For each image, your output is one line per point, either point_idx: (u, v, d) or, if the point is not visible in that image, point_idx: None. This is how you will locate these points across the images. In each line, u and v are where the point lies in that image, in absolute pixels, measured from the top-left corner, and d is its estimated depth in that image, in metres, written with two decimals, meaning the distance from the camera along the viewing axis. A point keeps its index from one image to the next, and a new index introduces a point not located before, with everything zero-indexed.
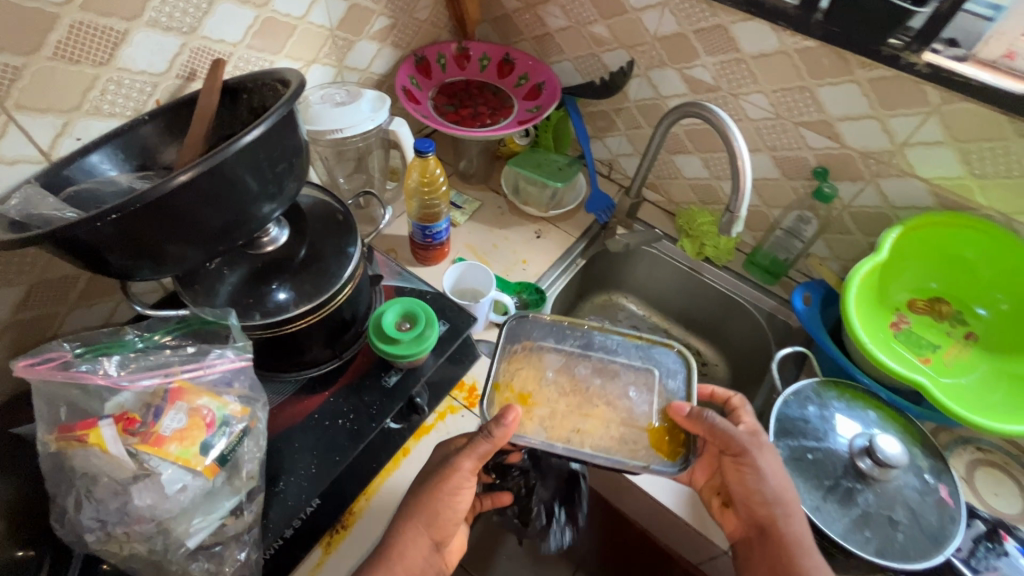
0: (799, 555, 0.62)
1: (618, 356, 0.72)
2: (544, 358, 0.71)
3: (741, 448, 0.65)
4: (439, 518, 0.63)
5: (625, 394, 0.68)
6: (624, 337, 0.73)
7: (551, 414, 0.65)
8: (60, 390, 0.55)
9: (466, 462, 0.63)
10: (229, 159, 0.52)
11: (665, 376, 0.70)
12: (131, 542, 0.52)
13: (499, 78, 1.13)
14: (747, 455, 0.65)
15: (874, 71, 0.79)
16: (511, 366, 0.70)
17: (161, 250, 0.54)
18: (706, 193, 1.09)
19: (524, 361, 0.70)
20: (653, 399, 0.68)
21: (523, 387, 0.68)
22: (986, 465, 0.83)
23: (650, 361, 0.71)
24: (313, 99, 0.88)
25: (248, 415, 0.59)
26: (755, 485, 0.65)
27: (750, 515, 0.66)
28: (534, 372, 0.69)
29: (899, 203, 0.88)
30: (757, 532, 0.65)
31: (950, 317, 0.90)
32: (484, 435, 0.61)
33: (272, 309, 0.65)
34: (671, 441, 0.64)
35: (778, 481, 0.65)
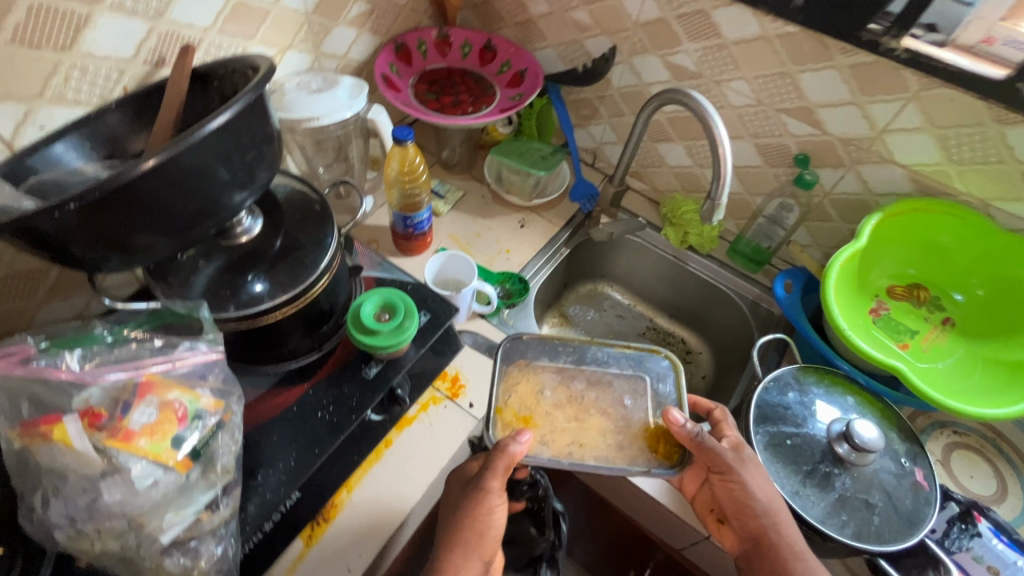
0: (791, 560, 0.62)
1: (610, 367, 0.72)
2: (537, 376, 0.70)
3: (727, 464, 0.65)
4: (482, 538, 0.65)
5: (620, 402, 0.68)
6: (614, 348, 0.73)
7: (553, 431, 0.66)
8: (21, 385, 0.54)
9: (493, 480, 0.65)
10: (194, 146, 0.50)
11: (655, 382, 0.71)
12: (103, 539, 0.51)
13: (481, 65, 1.11)
14: (733, 471, 0.65)
15: (854, 56, 0.79)
16: (507, 387, 0.69)
17: (129, 240, 0.53)
18: (690, 181, 1.09)
19: (521, 381, 0.70)
20: (647, 406, 0.68)
21: (524, 408, 0.68)
22: (962, 448, 0.84)
23: (641, 369, 0.72)
24: (289, 87, 0.86)
25: (221, 408, 0.58)
26: (742, 497, 0.66)
27: (743, 528, 0.67)
28: (532, 388, 0.69)
29: (879, 189, 0.89)
30: (751, 544, 0.66)
31: (928, 303, 0.91)
32: (500, 454, 0.63)
33: (247, 300, 0.64)
34: (669, 444, 0.65)
35: (765, 493, 0.66)
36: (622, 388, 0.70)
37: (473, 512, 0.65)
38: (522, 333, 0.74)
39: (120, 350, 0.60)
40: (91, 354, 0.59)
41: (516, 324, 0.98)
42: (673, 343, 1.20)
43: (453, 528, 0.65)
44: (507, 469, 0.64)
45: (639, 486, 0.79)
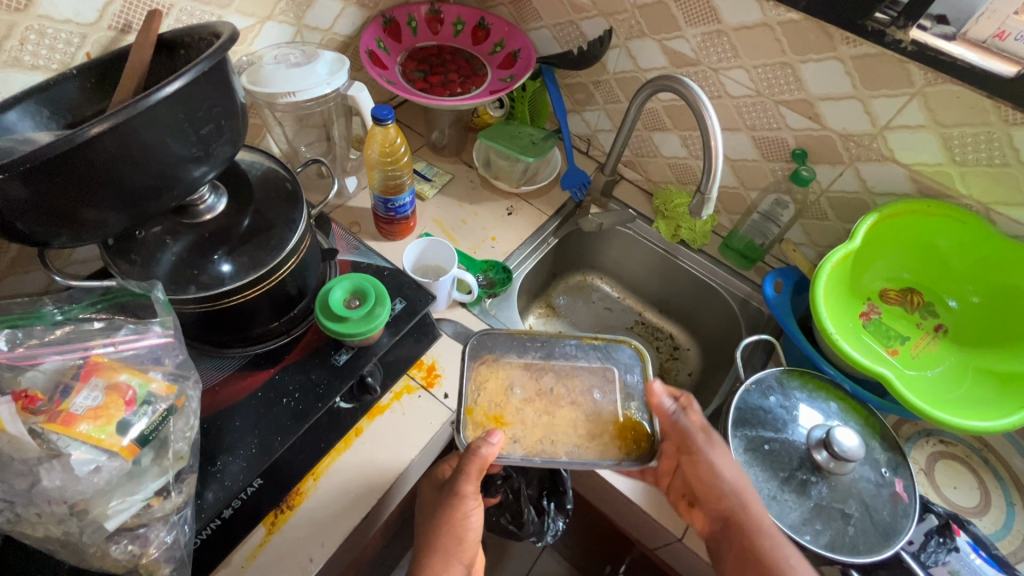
0: (759, 537, 0.62)
1: (578, 361, 0.70)
2: (508, 371, 0.69)
3: (697, 446, 0.66)
4: (461, 542, 0.65)
5: (589, 394, 0.68)
6: (581, 341, 0.71)
7: (524, 429, 0.65)
8: None
9: (468, 484, 0.63)
10: (143, 114, 0.47)
11: (623, 372, 0.70)
12: (44, 524, 0.50)
13: (473, 45, 1.07)
14: (702, 454, 0.66)
15: (858, 47, 0.75)
16: (476, 384, 0.68)
17: (77, 215, 0.50)
18: (684, 172, 1.05)
19: (490, 380, 0.68)
20: (616, 398, 0.68)
21: (495, 407, 0.66)
22: (947, 458, 0.82)
23: (609, 360, 0.70)
24: (266, 60, 0.82)
25: (174, 393, 0.57)
26: (710, 479, 0.65)
27: (714, 508, 0.66)
28: (501, 385, 0.68)
29: (877, 188, 0.85)
30: (723, 525, 0.65)
31: (921, 309, 0.89)
32: (471, 456, 0.61)
33: (209, 281, 0.61)
34: (636, 434, 0.65)
35: (732, 474, 0.65)
36: (588, 380, 0.69)
37: (451, 522, 0.65)
38: (492, 329, 0.72)
39: (61, 331, 0.58)
40: (26, 335, 0.57)
41: (498, 314, 0.96)
42: (662, 338, 1.17)
43: (431, 535, 0.65)
44: (481, 472, 0.63)
45: (613, 484, 0.76)
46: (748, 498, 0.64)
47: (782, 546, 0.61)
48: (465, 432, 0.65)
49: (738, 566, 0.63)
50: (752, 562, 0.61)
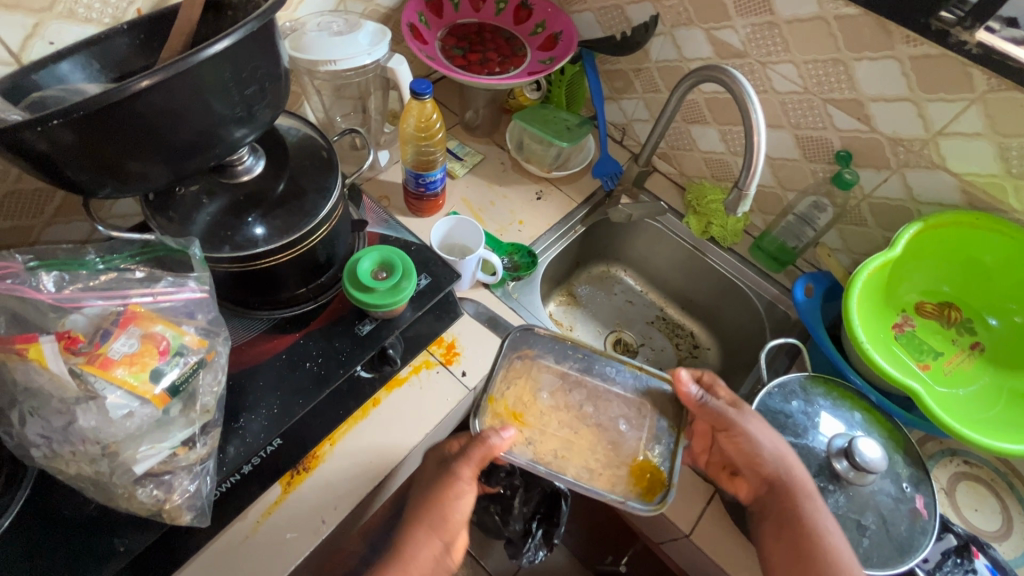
0: (803, 500, 0.63)
1: (614, 386, 0.71)
2: (536, 369, 0.71)
3: (729, 421, 0.66)
4: (444, 521, 0.62)
5: (613, 424, 0.69)
6: (625, 366, 0.71)
7: (541, 433, 0.67)
8: None
9: (465, 469, 0.63)
10: (192, 71, 0.48)
11: (657, 413, 0.69)
12: (77, 462, 0.52)
13: (515, 24, 1.05)
14: (737, 426, 0.66)
15: (918, 47, 0.71)
16: (507, 378, 0.70)
17: (123, 167, 0.52)
18: (720, 168, 1.03)
19: (521, 375, 0.70)
20: (642, 435, 0.68)
21: (518, 404, 0.68)
22: (970, 479, 0.80)
23: (642, 393, 0.70)
24: (309, 27, 0.82)
25: (205, 348, 0.58)
26: (750, 448, 0.66)
27: (756, 474, 0.66)
28: (530, 386, 0.70)
29: (924, 197, 0.82)
30: (766, 489, 0.65)
31: (958, 325, 0.86)
32: (478, 445, 0.62)
33: (243, 242, 0.62)
34: (652, 479, 0.64)
35: (772, 442, 0.66)
36: (614, 412, 0.69)
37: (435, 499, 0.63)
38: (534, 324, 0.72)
39: (105, 277, 0.60)
40: (72, 279, 0.58)
41: (520, 298, 0.96)
42: (681, 335, 1.16)
43: (418, 509, 0.63)
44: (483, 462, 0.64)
45: None
46: (792, 468, 0.65)
47: (822, 513, 0.63)
48: (483, 418, 0.67)
49: (776, 528, 0.63)
50: (789, 523, 0.62)
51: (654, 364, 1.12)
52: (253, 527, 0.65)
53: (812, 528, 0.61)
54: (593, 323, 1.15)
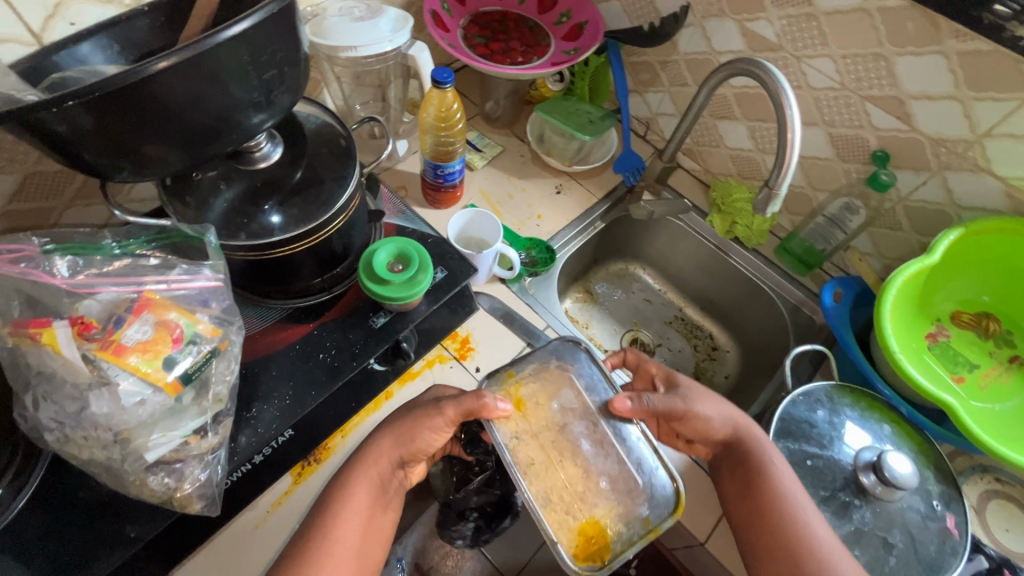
0: (757, 452, 0.64)
1: (624, 443, 0.59)
2: (565, 386, 0.62)
3: (682, 411, 0.63)
4: (410, 441, 0.62)
5: (595, 475, 0.57)
6: (641, 441, 0.60)
7: (529, 431, 0.58)
8: (14, 283, 0.54)
9: (449, 408, 0.60)
10: (210, 53, 0.46)
11: (641, 498, 0.57)
12: (89, 447, 0.51)
13: (539, 13, 1.03)
14: (690, 412, 0.64)
15: (968, 42, 0.68)
16: (537, 373, 0.63)
17: (141, 150, 0.51)
18: (747, 165, 1.00)
19: (551, 377, 0.62)
20: (615, 504, 0.56)
21: (530, 398, 0.60)
22: (1002, 497, 0.77)
23: (638, 471, 0.58)
24: (330, 12, 0.80)
25: (218, 337, 0.57)
26: (703, 426, 0.65)
27: (711, 440, 0.66)
28: (551, 390, 0.61)
29: (965, 201, 0.78)
30: (723, 449, 0.66)
31: (996, 337, 0.81)
32: (473, 398, 0.59)
33: (259, 230, 0.61)
34: (596, 546, 0.54)
35: (720, 412, 0.65)
36: (602, 466, 0.58)
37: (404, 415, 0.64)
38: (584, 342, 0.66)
39: (119, 263, 0.59)
40: (86, 264, 0.58)
41: (537, 294, 0.94)
42: (700, 337, 1.13)
43: (392, 421, 0.64)
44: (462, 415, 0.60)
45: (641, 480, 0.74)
46: (744, 428, 0.65)
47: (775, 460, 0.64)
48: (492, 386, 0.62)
49: (736, 484, 0.64)
50: (743, 473, 0.64)
51: (672, 364, 1.09)
52: (263, 516, 0.66)
53: (766, 478, 0.62)
54: (609, 322, 1.13)
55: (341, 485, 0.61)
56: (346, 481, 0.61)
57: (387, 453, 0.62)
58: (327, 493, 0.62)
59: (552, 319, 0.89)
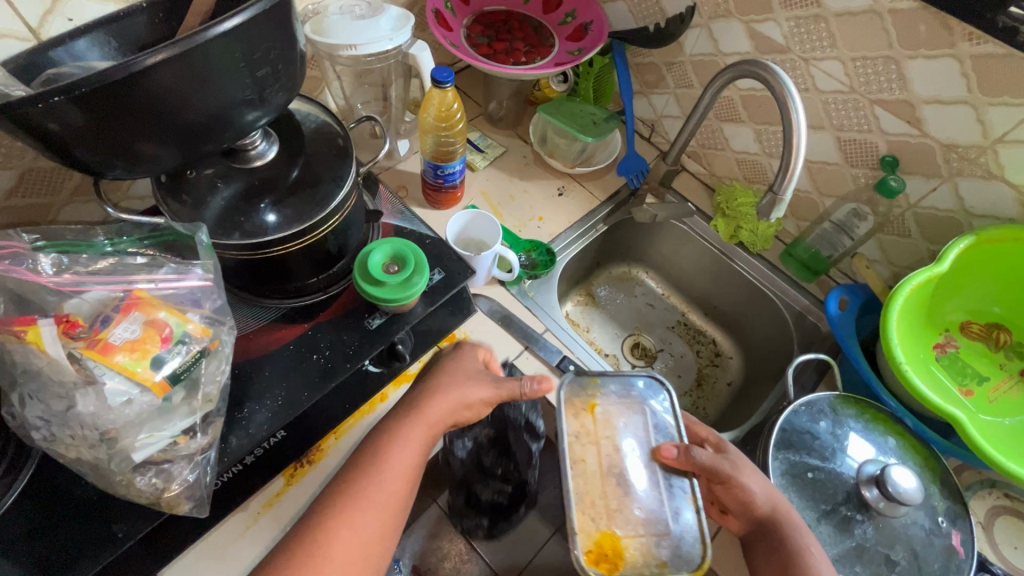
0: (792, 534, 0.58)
1: (672, 482, 0.60)
2: (635, 414, 0.64)
3: (726, 474, 0.59)
4: (468, 396, 0.63)
5: (630, 501, 0.58)
6: (685, 496, 0.59)
7: (591, 435, 0.61)
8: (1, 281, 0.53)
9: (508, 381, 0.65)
10: (201, 48, 0.46)
11: (664, 538, 0.57)
12: (77, 446, 0.51)
13: (544, 13, 1.02)
14: (734, 478, 0.59)
15: (980, 45, 0.66)
16: (619, 397, 0.65)
17: (133, 148, 0.50)
18: (753, 169, 0.98)
19: (625, 407, 0.64)
20: (642, 532, 0.57)
21: (604, 417, 0.63)
22: (1010, 514, 0.75)
23: (671, 518, 0.58)
24: (331, 10, 0.80)
25: (209, 337, 0.56)
26: (744, 498, 0.60)
27: (747, 514, 0.60)
28: (623, 415, 0.64)
29: (976, 208, 0.76)
30: (756, 528, 0.60)
31: (1007, 348, 0.79)
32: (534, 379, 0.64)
33: (254, 229, 0.61)
34: (609, 561, 0.55)
35: (766, 493, 0.60)
36: (642, 497, 0.58)
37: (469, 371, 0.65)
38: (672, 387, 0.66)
39: (105, 262, 0.58)
40: (72, 262, 0.57)
41: (536, 296, 0.93)
42: (702, 343, 1.11)
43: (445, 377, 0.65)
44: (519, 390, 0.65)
45: None
46: (785, 512, 0.59)
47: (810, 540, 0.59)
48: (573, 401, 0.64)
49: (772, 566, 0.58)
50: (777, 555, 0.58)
51: (674, 370, 1.08)
52: (254, 517, 0.65)
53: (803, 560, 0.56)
54: (612, 325, 1.11)
55: (401, 421, 0.61)
56: (409, 417, 0.60)
57: (452, 402, 0.62)
58: (381, 427, 0.61)
59: (552, 323, 0.88)
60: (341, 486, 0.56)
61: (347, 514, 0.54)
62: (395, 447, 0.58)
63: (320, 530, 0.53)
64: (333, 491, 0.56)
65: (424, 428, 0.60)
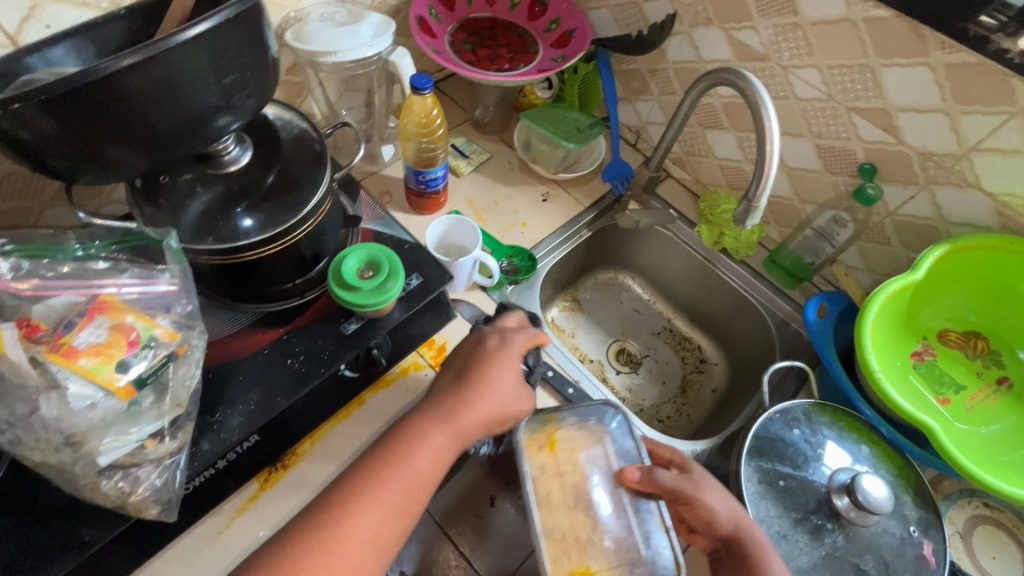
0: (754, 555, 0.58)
1: (639, 510, 0.60)
2: (595, 444, 0.64)
3: (688, 495, 0.59)
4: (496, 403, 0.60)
5: (599, 529, 0.59)
6: (654, 518, 0.60)
7: (556, 469, 0.62)
8: None
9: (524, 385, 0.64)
10: (166, 54, 0.46)
11: (639, 568, 0.57)
12: (42, 449, 0.51)
13: (528, 20, 1.02)
14: (696, 498, 0.59)
15: (954, 54, 0.66)
16: (578, 426, 0.66)
17: (101, 153, 0.51)
18: (736, 176, 0.99)
19: (583, 437, 0.65)
20: (615, 560, 0.57)
21: (566, 447, 0.64)
22: (989, 523, 0.74)
23: (643, 543, 0.58)
24: (312, 17, 0.81)
25: (177, 341, 0.57)
26: (707, 518, 0.59)
27: (712, 533, 0.60)
28: (583, 444, 0.64)
29: (954, 217, 0.76)
30: (721, 547, 0.60)
31: (985, 357, 0.79)
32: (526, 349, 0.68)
33: (227, 234, 0.61)
34: None
35: (729, 511, 0.60)
36: (611, 525, 0.59)
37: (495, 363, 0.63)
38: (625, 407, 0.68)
39: (67, 267, 0.59)
40: (30, 268, 0.57)
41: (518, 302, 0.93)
42: (688, 349, 1.11)
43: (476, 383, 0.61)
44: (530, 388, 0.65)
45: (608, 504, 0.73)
46: (747, 529, 0.59)
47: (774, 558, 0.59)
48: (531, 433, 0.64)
49: None
50: None
51: (659, 377, 1.07)
52: (227, 522, 0.66)
53: None
54: (598, 331, 1.11)
55: (427, 421, 0.59)
56: (435, 417, 0.58)
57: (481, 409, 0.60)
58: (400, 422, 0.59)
59: None
60: (354, 479, 0.54)
61: (356, 511, 0.52)
62: (417, 446, 0.56)
63: (329, 530, 0.51)
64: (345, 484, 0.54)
65: (445, 429, 0.58)
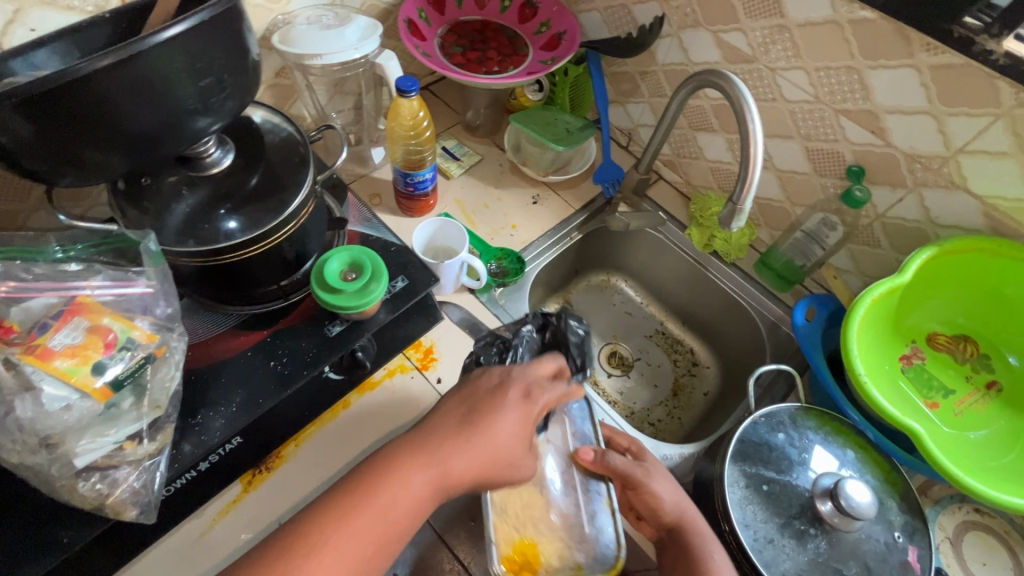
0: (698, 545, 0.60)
1: (588, 490, 0.64)
2: (556, 427, 0.68)
3: (638, 479, 0.62)
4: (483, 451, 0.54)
5: (547, 504, 0.62)
6: (601, 498, 0.63)
7: None
8: None
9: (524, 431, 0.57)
10: (141, 56, 0.46)
11: (579, 544, 0.60)
12: (19, 451, 0.51)
13: (518, 23, 1.02)
14: (644, 484, 0.62)
15: (940, 56, 0.65)
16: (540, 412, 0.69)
17: (79, 156, 0.51)
18: (727, 178, 0.98)
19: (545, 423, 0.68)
20: (558, 534, 0.61)
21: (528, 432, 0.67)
22: (979, 529, 0.73)
23: (587, 521, 0.62)
24: (299, 20, 0.81)
25: (155, 343, 0.57)
26: (653, 503, 0.62)
27: (656, 520, 0.63)
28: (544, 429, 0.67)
29: (942, 219, 0.76)
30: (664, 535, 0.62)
31: (975, 360, 0.78)
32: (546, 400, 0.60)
33: (208, 236, 0.61)
34: (524, 566, 0.58)
35: (676, 498, 0.63)
36: (559, 502, 0.63)
37: (495, 399, 0.57)
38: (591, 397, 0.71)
39: (40, 269, 0.59)
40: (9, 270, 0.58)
41: (507, 304, 0.93)
42: (680, 352, 1.10)
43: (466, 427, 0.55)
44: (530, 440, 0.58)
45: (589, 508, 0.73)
46: (691, 518, 0.62)
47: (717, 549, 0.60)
48: None
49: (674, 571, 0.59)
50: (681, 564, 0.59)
51: (650, 380, 1.07)
52: (208, 524, 0.66)
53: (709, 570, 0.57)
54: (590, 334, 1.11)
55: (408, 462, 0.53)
56: (420, 456, 0.53)
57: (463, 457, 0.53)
58: (379, 454, 0.54)
59: None
60: (320, 514, 0.49)
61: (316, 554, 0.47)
62: (394, 485, 0.51)
63: (283, 572, 0.45)
64: (309, 519, 0.49)
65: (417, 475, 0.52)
